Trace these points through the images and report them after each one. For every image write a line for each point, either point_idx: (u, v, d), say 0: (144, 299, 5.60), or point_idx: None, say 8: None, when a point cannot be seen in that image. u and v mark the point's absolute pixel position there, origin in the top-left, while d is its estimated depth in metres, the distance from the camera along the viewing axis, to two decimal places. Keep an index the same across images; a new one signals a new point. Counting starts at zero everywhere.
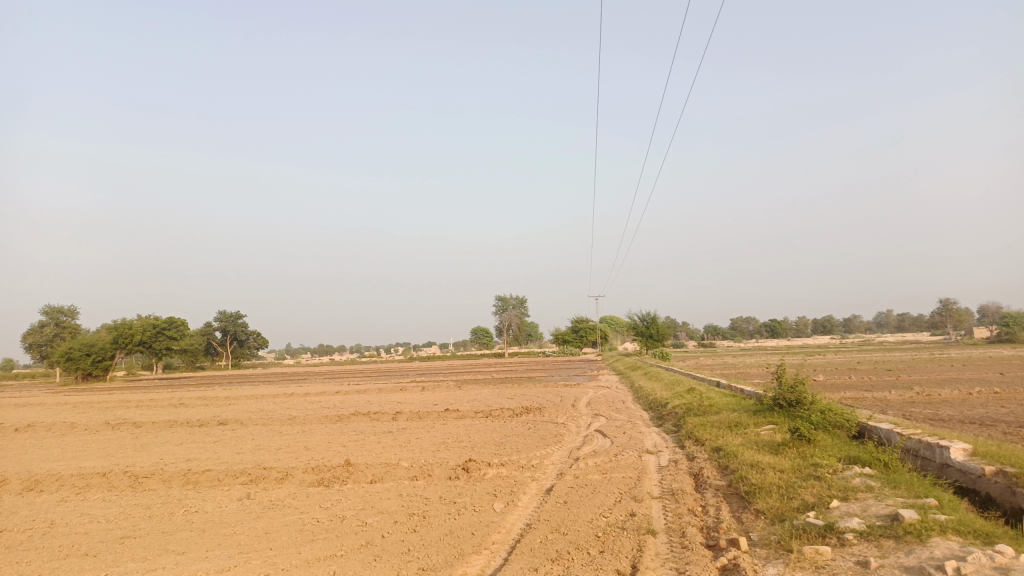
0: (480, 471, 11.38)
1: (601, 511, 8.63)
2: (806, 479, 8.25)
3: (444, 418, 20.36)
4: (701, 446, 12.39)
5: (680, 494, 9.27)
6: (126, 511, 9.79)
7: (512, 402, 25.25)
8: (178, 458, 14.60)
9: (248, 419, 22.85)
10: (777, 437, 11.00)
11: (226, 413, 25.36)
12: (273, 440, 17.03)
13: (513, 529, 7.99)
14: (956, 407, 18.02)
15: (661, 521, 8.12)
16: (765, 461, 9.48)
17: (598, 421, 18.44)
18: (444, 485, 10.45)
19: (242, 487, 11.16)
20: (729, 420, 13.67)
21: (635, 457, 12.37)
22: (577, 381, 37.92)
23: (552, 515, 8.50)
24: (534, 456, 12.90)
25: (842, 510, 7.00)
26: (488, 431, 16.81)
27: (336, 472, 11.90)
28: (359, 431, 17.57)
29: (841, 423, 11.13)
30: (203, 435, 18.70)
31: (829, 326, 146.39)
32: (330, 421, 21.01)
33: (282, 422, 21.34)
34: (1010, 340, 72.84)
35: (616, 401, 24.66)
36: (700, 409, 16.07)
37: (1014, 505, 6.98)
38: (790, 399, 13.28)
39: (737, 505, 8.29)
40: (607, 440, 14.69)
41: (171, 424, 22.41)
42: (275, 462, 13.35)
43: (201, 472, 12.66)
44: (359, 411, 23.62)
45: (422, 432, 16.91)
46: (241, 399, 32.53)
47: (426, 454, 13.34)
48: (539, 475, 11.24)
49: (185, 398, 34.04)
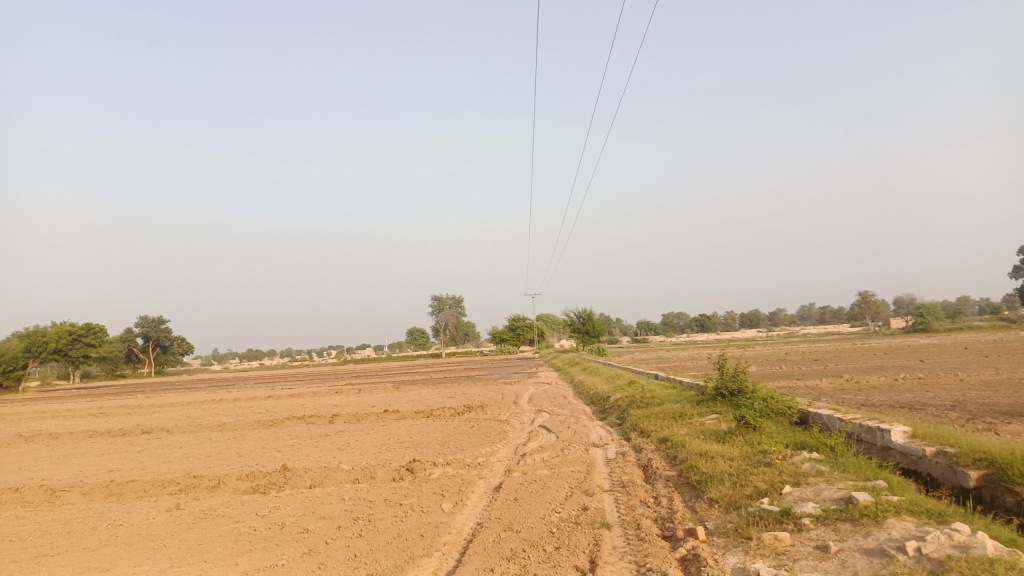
0: (426, 471, 11.05)
1: (553, 507, 8.42)
2: (756, 465, 8.24)
3: (383, 419, 19.88)
4: (647, 437, 12.37)
5: (631, 486, 9.16)
6: (42, 527, 9.05)
7: (453, 401, 24.89)
8: (100, 469, 13.70)
9: (175, 427, 21.79)
10: (723, 426, 11.05)
11: (151, 422, 24.13)
12: (203, 447, 16.22)
13: (464, 529, 7.70)
14: (885, 393, 18.64)
15: (614, 513, 7.98)
16: (714, 450, 9.47)
17: (542, 417, 18.32)
18: (389, 487, 10.08)
19: (170, 497, 10.50)
20: (673, 411, 13.73)
21: (583, 450, 12.25)
22: (517, 378, 37.81)
23: (503, 513, 8.24)
24: (479, 453, 12.62)
25: (795, 495, 6.98)
26: (431, 430, 16.43)
27: (273, 477, 11.34)
28: (295, 435, 16.95)
29: (784, 410, 11.25)
30: (127, 445, 17.69)
31: (757, 320, 150.92)
32: (264, 426, 20.21)
33: (212, 429, 20.41)
34: (924, 329, 76.59)
35: (558, 396, 24.58)
36: (643, 401, 16.09)
37: (957, 483, 7.11)
38: (732, 388, 13.44)
39: (689, 495, 8.21)
40: (552, 435, 14.55)
41: (92, 434, 21.16)
42: (207, 470, 12.68)
43: (125, 483, 11.88)
44: (293, 415, 22.81)
45: (362, 434, 16.40)
46: (167, 406, 31.07)
47: (368, 456, 12.88)
48: (487, 472, 10.98)
49: (105, 407, 32.30)
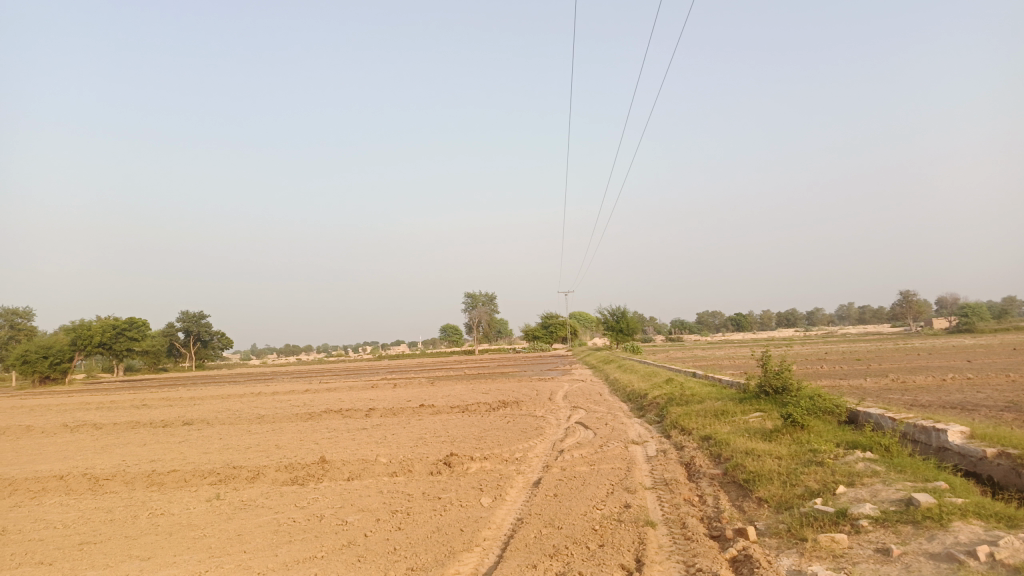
0: (463, 465, 10.93)
1: (594, 504, 8.24)
2: (806, 464, 7.95)
3: (419, 413, 19.84)
4: (689, 435, 12.09)
5: (674, 484, 8.93)
6: (85, 515, 9.13)
7: (488, 397, 24.79)
8: (142, 459, 13.88)
9: (214, 419, 22.05)
10: (768, 424, 10.74)
11: (192, 414, 24.49)
12: (242, 439, 16.34)
13: (504, 524, 7.56)
14: (932, 393, 18.09)
15: (658, 512, 7.76)
16: (761, 448, 9.17)
17: (578, 413, 18.10)
18: (426, 481, 9.98)
19: (210, 487, 10.55)
20: (714, 409, 13.42)
21: (622, 447, 12.03)
22: (551, 375, 37.62)
23: (543, 509, 8.07)
24: (516, 449, 12.47)
25: (850, 496, 6.70)
26: (467, 425, 16.34)
27: (311, 470, 11.33)
28: (332, 429, 16.99)
29: (831, 408, 10.89)
30: (169, 436, 17.94)
31: (794, 319, 148.45)
32: (301, 419, 20.33)
33: (251, 421, 20.61)
34: (969, 330, 74.50)
35: (594, 394, 24.33)
36: (683, 399, 15.77)
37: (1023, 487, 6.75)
38: (776, 385, 13.10)
39: (736, 494, 7.96)
40: (590, 432, 14.32)
41: (134, 425, 21.52)
42: (246, 461, 12.75)
43: (166, 473, 11.98)
44: (330, 409, 22.93)
45: (398, 428, 16.37)
46: (207, 399, 31.51)
47: (405, 450, 12.83)
48: (525, 468, 10.82)
49: (147, 399, 32.93)
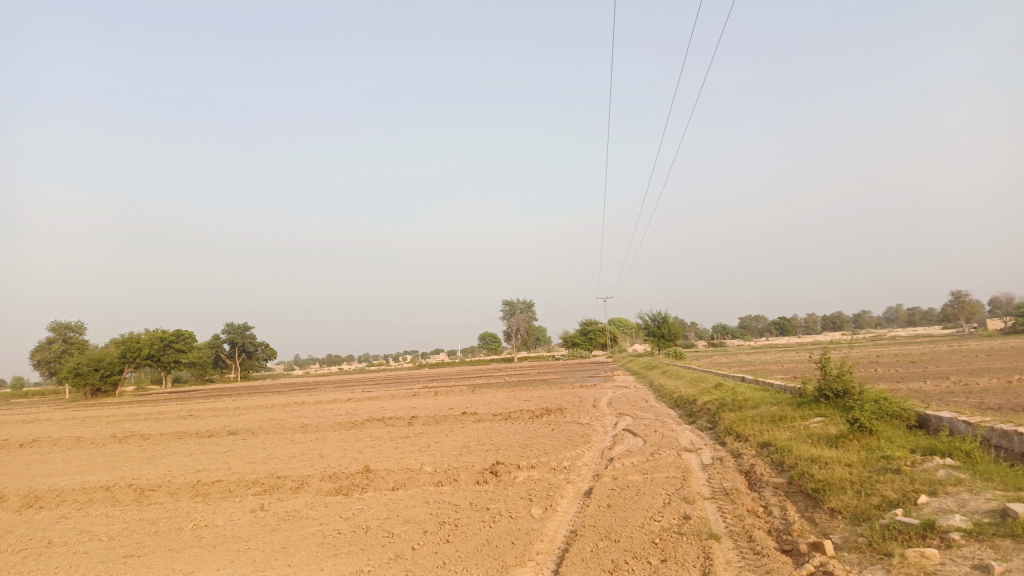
0: (511, 474, 10.58)
1: (651, 515, 7.81)
2: (881, 472, 7.41)
3: (461, 421, 19.56)
4: (745, 441, 11.57)
5: (735, 494, 8.45)
6: (131, 527, 9.03)
7: (531, 404, 24.41)
8: (188, 469, 13.85)
9: (258, 429, 22.08)
10: (832, 430, 10.18)
11: (237, 423, 24.64)
12: (285, 448, 16.25)
13: (557, 537, 7.18)
14: (999, 395, 17.16)
15: (720, 523, 7.32)
16: (828, 455, 8.63)
17: (625, 420, 17.61)
18: (473, 490, 9.66)
19: (254, 498, 10.38)
20: (771, 414, 12.85)
21: (675, 455, 11.54)
22: (593, 382, 37.08)
23: (598, 520, 7.68)
24: (564, 457, 12.06)
25: (934, 507, 6.17)
26: (512, 433, 15.98)
27: (355, 479, 11.09)
28: (374, 438, 16.80)
29: (899, 413, 10.26)
30: (214, 446, 17.99)
31: (840, 322, 144.97)
32: (344, 428, 20.19)
33: (294, 430, 20.57)
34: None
35: (639, 400, 23.76)
36: (736, 404, 15.17)
37: None
38: (837, 389, 12.49)
39: (805, 505, 7.46)
40: (639, 439, 13.84)
41: (180, 435, 21.66)
42: (290, 471, 12.59)
43: (210, 483, 11.89)
44: (373, 418, 22.80)
45: (442, 436, 16.09)
46: (251, 409, 31.76)
47: (449, 459, 12.52)
48: (574, 477, 10.42)
49: (193, 410, 33.30)
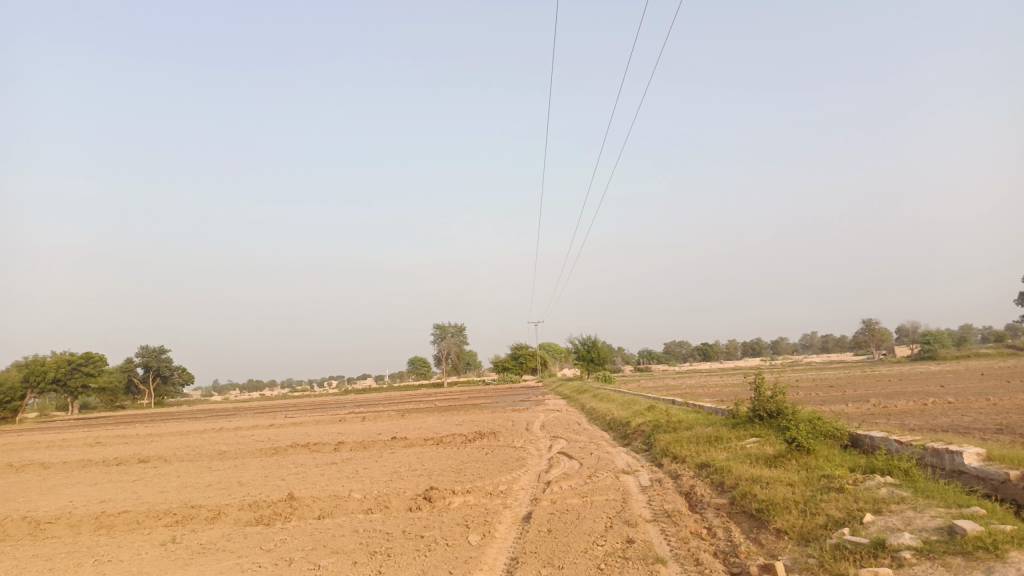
0: (445, 500, 10.12)
1: (593, 539, 7.51)
2: (824, 491, 7.34)
3: (391, 446, 18.91)
4: (683, 463, 11.47)
5: (678, 516, 8.25)
6: (21, 564, 8.12)
7: (463, 428, 23.93)
8: (91, 500, 12.75)
9: (173, 456, 20.81)
10: (769, 450, 10.17)
11: (149, 450, 23.17)
12: (201, 476, 15.25)
13: (496, 565, 6.78)
14: (917, 416, 17.74)
15: (664, 547, 7.08)
16: (768, 475, 8.56)
17: (559, 443, 17.37)
18: (406, 518, 9.15)
19: (165, 530, 9.56)
20: (706, 435, 12.83)
21: (613, 477, 11.33)
22: (525, 406, 36.81)
23: (539, 546, 7.32)
24: (500, 481, 11.66)
25: (881, 525, 6.09)
26: (444, 458, 15.46)
27: (278, 508, 10.38)
28: (299, 464, 16.00)
29: (832, 432, 10.35)
30: (122, 474, 16.75)
31: (760, 348, 149.90)
32: (265, 454, 19.23)
33: (212, 458, 19.44)
34: (931, 356, 75.54)
35: (572, 423, 23.57)
36: (671, 426, 15.12)
37: None
38: (770, 409, 12.62)
39: (749, 526, 7.31)
40: (575, 462, 13.59)
41: (85, 463, 20.15)
42: (206, 500, 11.75)
43: (116, 514, 10.93)
44: (296, 443, 21.82)
45: (370, 462, 15.44)
46: (166, 435, 30.04)
47: (379, 485, 11.94)
48: (511, 501, 10.04)
49: (101, 437, 31.29)
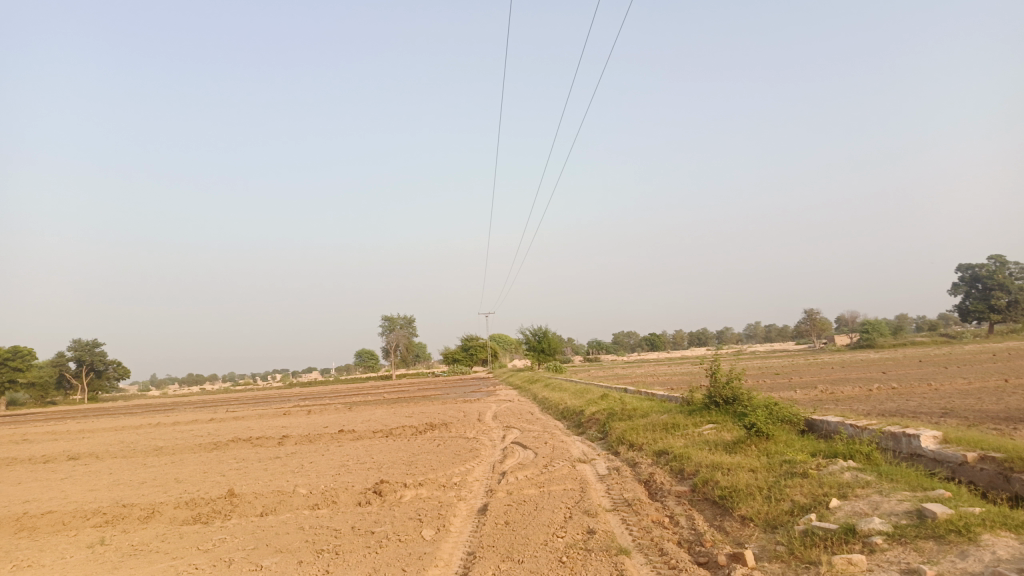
0: (396, 493, 9.70)
1: (553, 531, 7.21)
2: (787, 477, 7.19)
3: (338, 439, 18.33)
4: (639, 450, 11.30)
5: (638, 505, 8.02)
6: None
7: (413, 420, 23.46)
8: (13, 500, 11.92)
9: (106, 453, 19.79)
10: (727, 436, 10.04)
11: (81, 447, 22.02)
12: (136, 473, 14.45)
13: (452, 561, 6.42)
14: (865, 402, 18.02)
15: (626, 537, 6.83)
16: (728, 461, 8.39)
17: (512, 433, 17.07)
18: (355, 513, 8.71)
19: (94, 531, 8.91)
20: (662, 422, 12.69)
21: (569, 467, 11.07)
22: (476, 397, 36.49)
23: (496, 540, 6.98)
24: (453, 473, 11.29)
25: (848, 510, 5.94)
26: (394, 450, 15.00)
27: (217, 505, 9.81)
28: (241, 459, 15.33)
29: (789, 417, 10.29)
30: (50, 472, 15.80)
31: (706, 339, 152.87)
32: (206, 450, 18.43)
33: (149, 454, 18.52)
34: (869, 344, 78.06)
35: (524, 413, 23.32)
36: (625, 414, 14.96)
37: (1012, 491, 6.26)
38: (725, 395, 12.57)
39: (712, 513, 7.12)
40: (529, 452, 13.30)
41: (10, 462, 18.98)
42: (141, 498, 11.06)
43: (40, 515, 10.17)
44: (239, 438, 21.02)
45: (317, 456, 14.87)
46: (100, 432, 28.71)
47: (326, 479, 11.42)
48: (465, 493, 9.68)
49: (29, 433, 29.75)
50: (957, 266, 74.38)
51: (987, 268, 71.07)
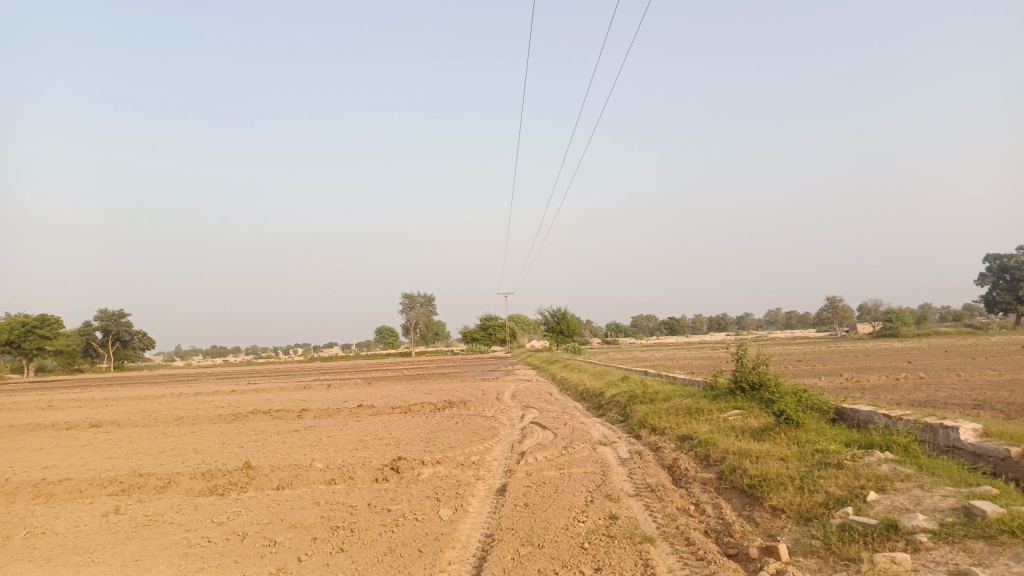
0: (413, 471, 9.52)
1: (574, 515, 6.97)
2: (820, 467, 6.89)
3: (357, 414, 18.24)
4: (662, 434, 11.03)
5: (662, 491, 7.77)
6: None
7: (431, 397, 23.34)
8: (33, 466, 11.93)
9: (126, 421, 19.90)
10: (754, 422, 9.74)
11: (102, 415, 22.18)
12: (155, 442, 14.44)
13: (470, 543, 6.22)
14: (894, 392, 17.56)
15: (650, 524, 6.59)
16: (756, 449, 8.12)
17: (531, 413, 16.87)
18: (372, 490, 8.55)
19: (109, 499, 8.84)
20: (685, 406, 12.40)
21: (589, 449, 10.83)
22: (495, 376, 36.37)
23: (516, 522, 6.77)
24: (472, 452, 11.11)
25: (888, 504, 5.65)
26: (411, 427, 14.86)
27: (233, 477, 9.71)
28: (259, 431, 15.28)
29: (818, 405, 9.96)
30: (70, 439, 15.86)
31: (725, 324, 151.85)
32: (226, 421, 18.44)
33: (168, 423, 18.56)
34: (893, 333, 76.94)
35: (543, 393, 23.09)
36: (647, 396, 14.68)
37: None
38: (751, 381, 12.23)
39: (741, 503, 6.85)
40: (548, 432, 13.07)
41: (33, 427, 19.12)
42: (158, 468, 11.01)
43: (57, 482, 10.13)
44: (258, 410, 21.02)
45: (334, 430, 14.76)
46: (123, 400, 28.96)
47: (344, 454, 11.29)
48: (484, 473, 9.48)
49: (54, 400, 30.05)
50: (986, 257, 72.82)
51: (1017, 259, 69.50)
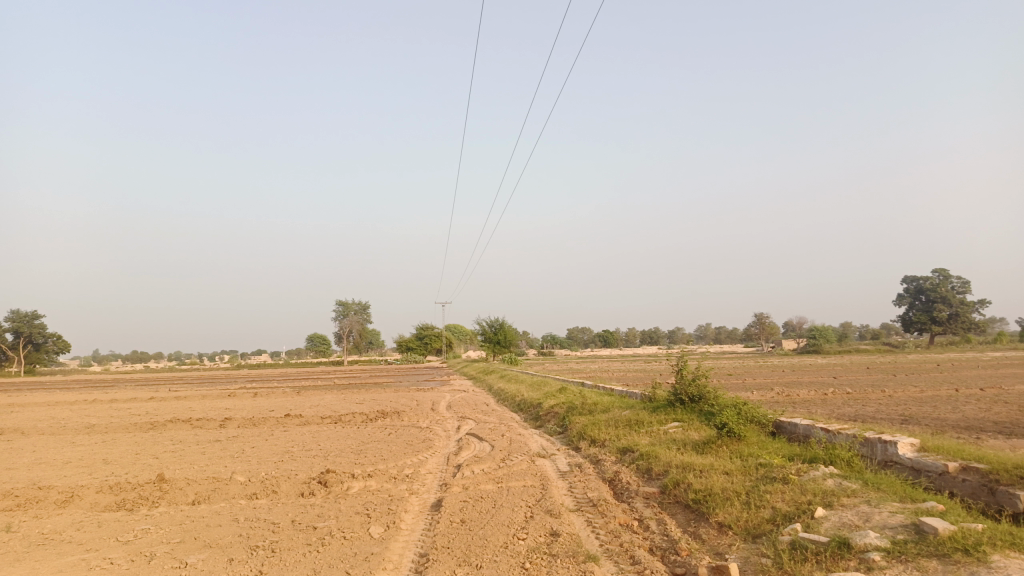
0: (342, 485, 8.99)
1: (513, 532, 6.61)
2: (766, 482, 6.73)
3: (283, 424, 17.41)
4: (602, 447, 10.79)
5: (605, 506, 7.49)
6: None
7: (363, 407, 22.61)
8: None
9: (32, 429, 18.54)
10: (695, 435, 9.60)
11: (5, 422, 20.63)
12: (60, 452, 13.37)
13: (402, 564, 5.78)
14: (824, 406, 17.87)
15: (593, 541, 6.29)
16: (699, 462, 7.94)
17: (467, 424, 16.44)
18: (297, 505, 7.99)
19: (1, 515, 8.01)
20: (625, 418, 12.21)
21: (528, 462, 10.48)
22: (430, 386, 35.64)
23: (452, 540, 6.37)
24: (405, 464, 10.62)
25: (836, 521, 5.50)
26: (342, 437, 14.22)
27: (145, 491, 8.96)
28: (177, 441, 14.34)
29: (758, 418, 9.90)
30: None
31: (658, 338, 154.63)
32: (141, 429, 17.34)
33: (78, 432, 17.31)
34: (817, 349, 79.72)
35: (478, 404, 22.66)
36: (586, 408, 14.46)
37: (998, 504, 5.92)
38: (691, 394, 12.13)
39: (686, 518, 6.63)
40: (485, 444, 12.66)
41: None
42: (61, 480, 10.11)
43: None
44: (178, 419, 19.91)
45: (258, 441, 13.98)
46: (29, 406, 27.10)
47: (267, 467, 10.62)
48: (418, 487, 9.02)
49: None
50: (904, 278, 76.29)
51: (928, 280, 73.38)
